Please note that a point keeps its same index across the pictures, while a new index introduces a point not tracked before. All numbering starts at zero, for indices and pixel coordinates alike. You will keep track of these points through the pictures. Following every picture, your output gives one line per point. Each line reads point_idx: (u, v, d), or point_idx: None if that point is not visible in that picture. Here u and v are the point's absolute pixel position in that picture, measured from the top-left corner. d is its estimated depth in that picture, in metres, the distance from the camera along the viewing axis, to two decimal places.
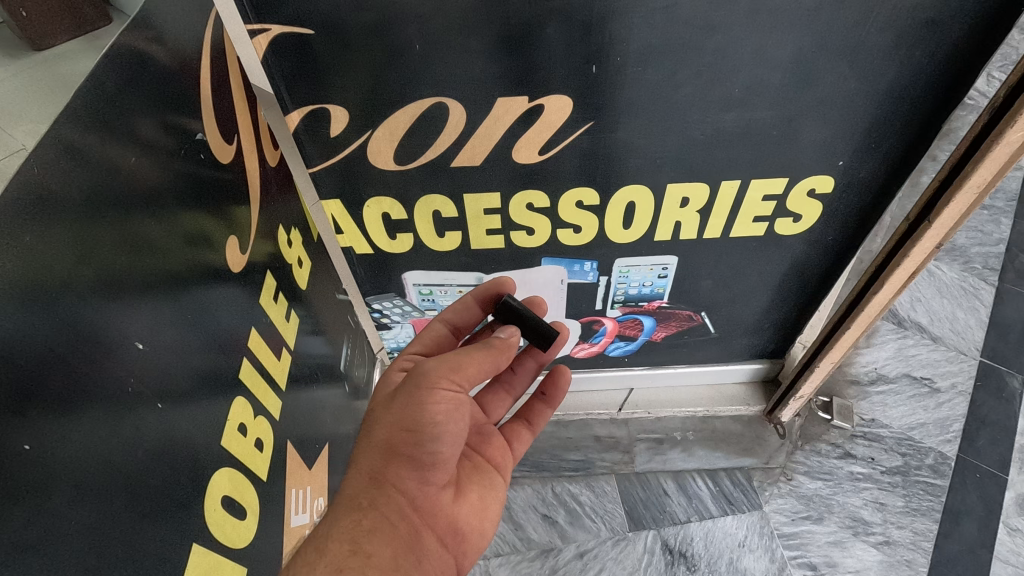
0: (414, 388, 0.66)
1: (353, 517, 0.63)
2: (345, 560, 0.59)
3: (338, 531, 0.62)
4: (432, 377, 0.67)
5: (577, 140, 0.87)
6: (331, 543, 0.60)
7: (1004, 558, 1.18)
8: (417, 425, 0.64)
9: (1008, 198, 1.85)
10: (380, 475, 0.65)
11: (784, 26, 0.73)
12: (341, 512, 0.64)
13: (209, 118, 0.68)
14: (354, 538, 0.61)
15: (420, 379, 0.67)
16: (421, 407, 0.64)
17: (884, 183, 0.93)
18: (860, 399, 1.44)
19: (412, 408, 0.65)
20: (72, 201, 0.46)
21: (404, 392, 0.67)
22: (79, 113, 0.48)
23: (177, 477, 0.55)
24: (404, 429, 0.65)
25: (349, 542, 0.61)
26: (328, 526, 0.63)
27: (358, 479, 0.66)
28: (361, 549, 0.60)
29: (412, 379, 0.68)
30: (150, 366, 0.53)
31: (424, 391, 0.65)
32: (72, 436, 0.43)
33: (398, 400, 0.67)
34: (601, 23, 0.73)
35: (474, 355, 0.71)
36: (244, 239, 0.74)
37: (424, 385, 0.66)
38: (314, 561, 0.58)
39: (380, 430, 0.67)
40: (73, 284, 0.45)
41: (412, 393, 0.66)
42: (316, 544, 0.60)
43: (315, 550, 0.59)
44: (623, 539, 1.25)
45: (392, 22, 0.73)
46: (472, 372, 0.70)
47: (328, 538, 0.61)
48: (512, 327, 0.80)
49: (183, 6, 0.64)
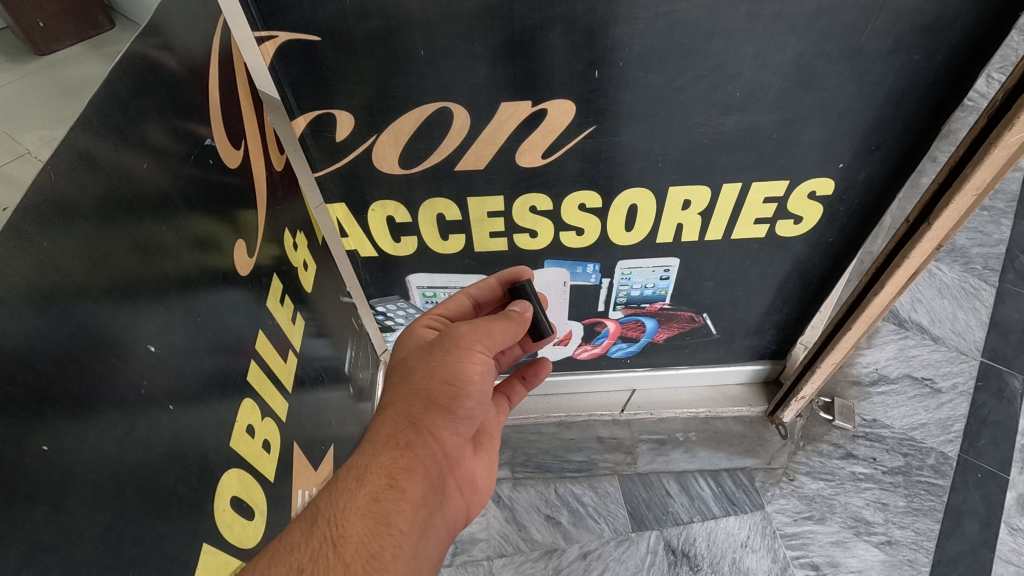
0: (449, 348, 0.68)
1: (391, 454, 0.62)
2: (382, 492, 0.59)
3: (375, 464, 0.61)
4: (467, 339, 0.69)
5: (579, 144, 0.88)
6: (370, 476, 0.60)
7: (1006, 558, 1.19)
8: (457, 380, 0.66)
9: (1008, 199, 1.86)
10: (418, 420, 0.65)
11: (784, 31, 0.74)
12: (378, 446, 0.62)
13: (217, 124, 0.69)
14: (392, 473, 0.60)
15: (456, 338, 0.69)
16: (458, 364, 0.67)
17: (884, 186, 0.94)
18: (861, 399, 1.45)
19: (451, 364, 0.67)
20: (86, 207, 0.47)
21: (440, 348, 0.69)
22: (95, 120, 0.49)
23: (188, 478, 0.56)
24: (443, 381, 0.66)
25: (387, 476, 0.60)
26: (363, 460, 0.62)
27: (394, 419, 0.65)
28: (398, 484, 0.60)
29: (447, 338, 0.70)
30: (161, 369, 0.54)
31: (461, 351, 0.68)
32: (88, 437, 0.44)
33: (436, 356, 0.68)
34: (603, 29, 0.74)
35: (505, 322, 0.74)
36: (251, 242, 0.75)
37: (461, 346, 0.69)
38: (352, 492, 0.58)
39: (421, 378, 0.67)
40: (88, 288, 0.46)
41: (451, 351, 0.68)
42: (354, 475, 0.60)
43: (353, 481, 0.59)
44: (626, 539, 1.26)
45: (398, 29, 0.74)
46: (502, 338, 0.72)
47: (366, 471, 0.60)
48: (525, 301, 0.80)
49: (192, 13, 0.65)
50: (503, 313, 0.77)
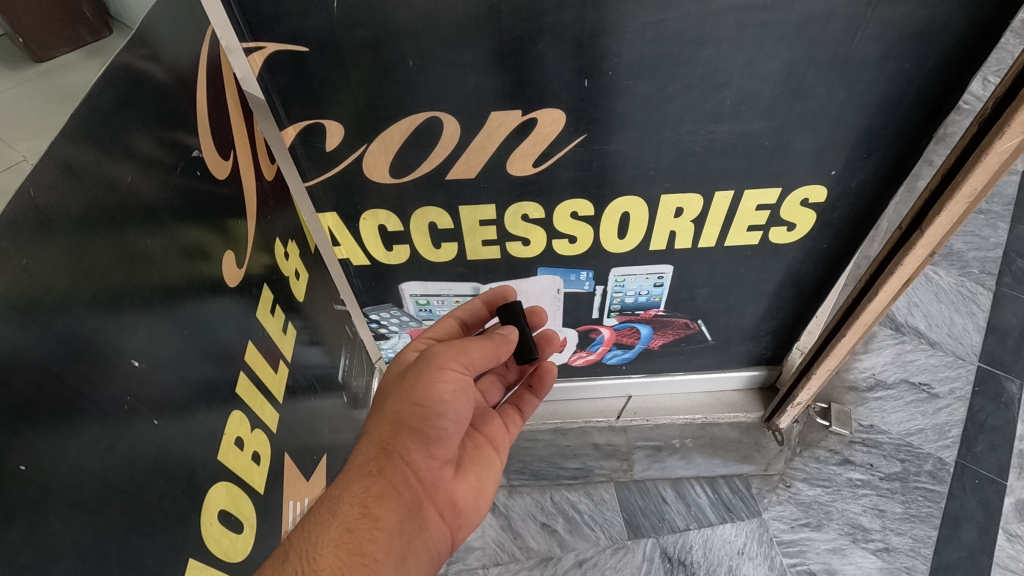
0: (420, 369, 0.69)
1: (362, 481, 0.63)
2: (354, 521, 0.59)
3: (348, 494, 0.62)
4: (439, 360, 0.70)
5: (571, 152, 0.88)
6: (342, 506, 0.61)
7: (1004, 565, 1.18)
8: (426, 399, 0.67)
9: (1004, 203, 1.86)
10: (390, 445, 0.66)
11: (774, 40, 0.73)
12: (352, 475, 0.64)
13: (205, 135, 0.68)
14: (363, 502, 0.61)
15: (428, 360, 0.70)
16: (428, 384, 0.67)
17: (877, 192, 0.93)
18: (858, 404, 1.44)
19: (423, 384, 0.68)
20: (68, 221, 0.47)
21: (413, 371, 0.70)
22: (79, 133, 0.49)
23: (173, 493, 0.55)
24: (414, 403, 0.67)
25: (359, 506, 0.61)
26: (337, 490, 0.63)
27: (368, 447, 0.67)
28: (370, 513, 0.60)
29: (419, 361, 0.71)
30: (147, 383, 0.54)
31: (433, 370, 0.69)
32: (68, 454, 0.44)
33: (408, 377, 0.70)
34: (593, 38, 0.73)
35: (477, 340, 0.74)
36: (241, 252, 0.74)
37: (432, 366, 0.69)
38: (324, 522, 0.59)
39: (392, 402, 0.68)
40: (70, 303, 0.45)
41: (422, 372, 0.69)
42: (326, 505, 0.61)
43: (325, 511, 0.60)
44: (623, 547, 1.25)
45: (387, 39, 0.74)
46: (473, 355, 0.72)
47: (339, 501, 0.61)
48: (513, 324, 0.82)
49: (179, 23, 0.64)
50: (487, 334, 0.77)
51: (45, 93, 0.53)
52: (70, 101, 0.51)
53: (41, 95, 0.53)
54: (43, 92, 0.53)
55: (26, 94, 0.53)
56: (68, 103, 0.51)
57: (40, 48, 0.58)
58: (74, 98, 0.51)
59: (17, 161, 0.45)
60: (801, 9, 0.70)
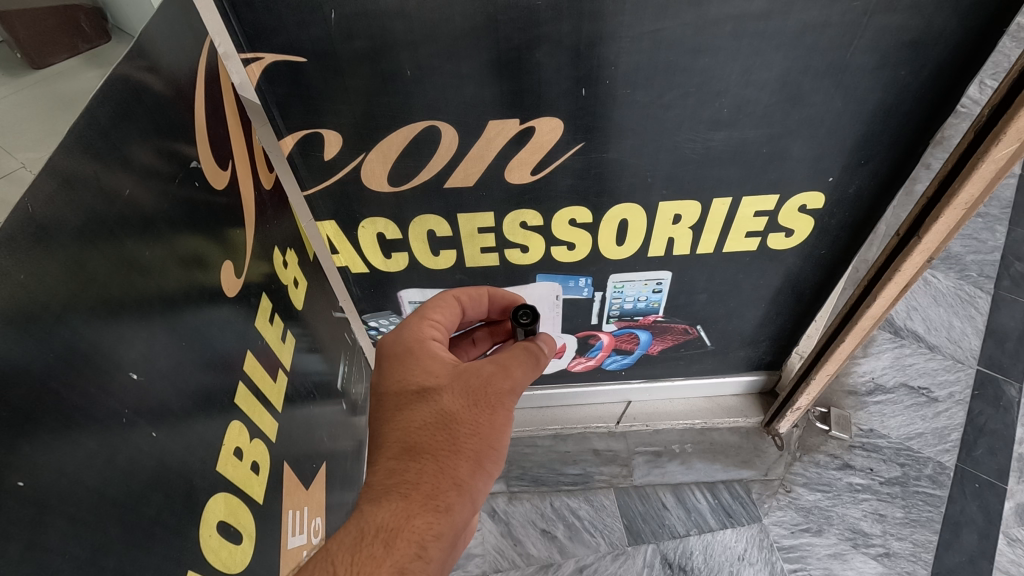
0: (494, 406, 0.68)
1: (427, 518, 0.59)
2: (410, 562, 0.56)
3: (407, 527, 0.58)
4: (509, 399, 0.69)
5: (568, 160, 0.88)
6: (400, 542, 0.57)
7: (1005, 569, 1.18)
8: (501, 446, 0.66)
9: (1002, 206, 1.87)
10: (462, 482, 0.63)
11: (770, 49, 0.74)
12: (414, 506, 0.59)
13: (204, 146, 0.68)
14: (423, 541, 0.58)
15: (500, 396, 0.68)
16: (503, 430, 0.67)
17: (874, 198, 0.94)
18: (858, 409, 1.44)
19: (498, 426, 0.67)
20: (67, 234, 0.47)
21: (485, 403, 0.67)
22: (79, 146, 0.49)
23: (171, 505, 0.55)
24: (489, 445, 0.66)
25: (417, 544, 0.57)
26: (394, 518, 0.58)
27: (429, 472, 0.62)
28: (426, 554, 0.57)
29: (490, 392, 0.68)
30: (146, 395, 0.54)
31: (506, 414, 0.68)
32: (67, 469, 0.44)
33: (482, 413, 0.67)
34: (590, 48, 0.74)
35: (537, 373, 0.73)
36: (239, 262, 0.74)
37: (504, 404, 0.68)
38: (379, 563, 0.55)
39: (467, 433, 0.65)
40: (67, 317, 0.45)
41: (497, 412, 0.67)
42: (383, 538, 0.57)
43: (380, 546, 0.56)
44: (623, 553, 1.25)
45: (385, 49, 0.74)
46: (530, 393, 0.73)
47: (396, 534, 0.57)
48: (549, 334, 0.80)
49: (178, 34, 0.64)
50: (534, 350, 0.75)
51: (41, 100, 0.53)
52: (69, 108, 0.51)
53: (37, 103, 0.53)
54: (39, 99, 0.53)
55: (21, 100, 0.53)
56: (66, 110, 0.51)
57: (39, 55, 0.56)
58: (72, 105, 0.52)
59: (16, 169, 0.46)
60: (797, 17, 0.71)
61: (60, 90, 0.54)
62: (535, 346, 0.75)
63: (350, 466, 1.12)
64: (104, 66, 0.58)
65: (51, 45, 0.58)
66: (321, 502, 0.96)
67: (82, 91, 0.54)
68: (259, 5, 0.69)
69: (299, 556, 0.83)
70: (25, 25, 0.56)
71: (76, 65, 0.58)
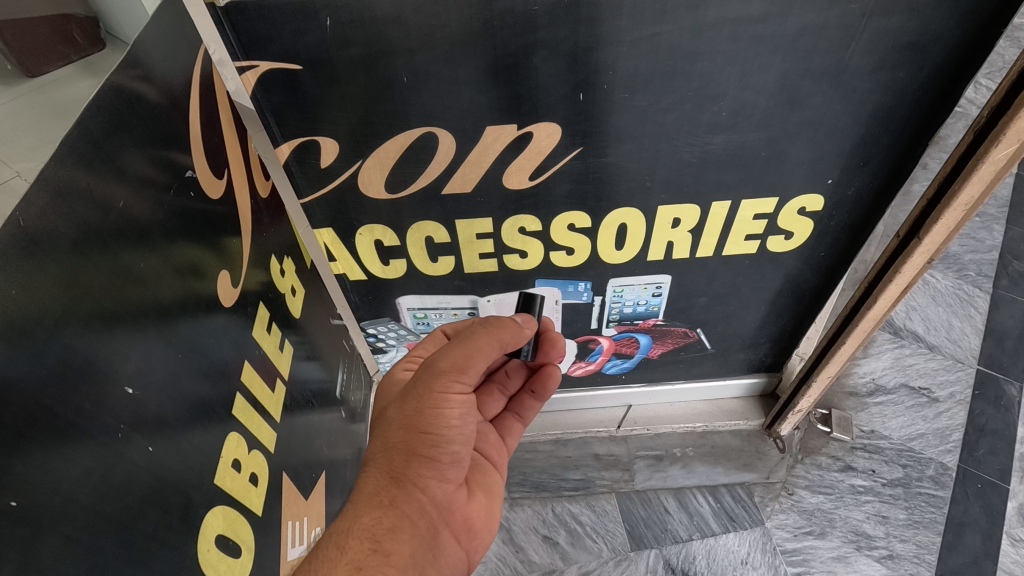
0: (423, 392, 0.66)
1: (374, 514, 0.61)
2: (365, 558, 0.57)
3: (358, 526, 0.60)
4: (441, 378, 0.67)
5: (567, 165, 0.87)
6: (352, 541, 0.58)
7: (1009, 570, 1.17)
8: (434, 427, 0.64)
9: (999, 205, 1.87)
10: (400, 474, 0.64)
11: (767, 52, 0.73)
12: (362, 507, 0.62)
13: (199, 155, 0.68)
14: (374, 536, 0.59)
15: (430, 378, 0.67)
16: (434, 411, 0.64)
17: (873, 201, 0.94)
18: (859, 410, 1.44)
19: (429, 409, 0.65)
20: (59, 246, 0.46)
21: (415, 392, 0.66)
22: (71, 157, 0.48)
23: (169, 521, 0.54)
24: (420, 430, 0.64)
25: (370, 540, 0.59)
26: (347, 522, 0.61)
27: (375, 476, 0.64)
28: (382, 547, 0.58)
29: (420, 380, 0.67)
30: (141, 410, 0.53)
31: (437, 394, 0.65)
32: (61, 487, 0.43)
33: (411, 401, 0.66)
34: (588, 53, 0.73)
35: (480, 342, 0.69)
36: (236, 272, 0.73)
37: (435, 387, 0.66)
38: (334, 561, 0.56)
39: (397, 428, 0.65)
40: (61, 332, 0.45)
41: (424, 395, 0.65)
42: (335, 541, 0.58)
43: (335, 549, 0.57)
44: (625, 559, 1.24)
45: (381, 56, 0.73)
46: (476, 363, 0.68)
47: (348, 536, 0.59)
48: (520, 307, 0.76)
49: (171, 42, 0.64)
50: (490, 322, 0.73)
51: (37, 109, 0.52)
52: (66, 115, 0.51)
53: (33, 112, 0.52)
54: (35, 108, 0.52)
55: (15, 109, 0.52)
56: (63, 118, 0.50)
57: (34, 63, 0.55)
58: (69, 112, 0.51)
59: (11, 178, 0.45)
60: (795, 20, 0.70)
61: (55, 99, 0.53)
62: (493, 320, 0.74)
63: (350, 474, 1.11)
64: (99, 71, 0.57)
65: (45, 54, 0.56)
66: (321, 511, 0.95)
67: (77, 99, 0.53)
68: (254, 13, 0.69)
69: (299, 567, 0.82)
70: (20, 33, 0.54)
71: (70, 73, 0.57)
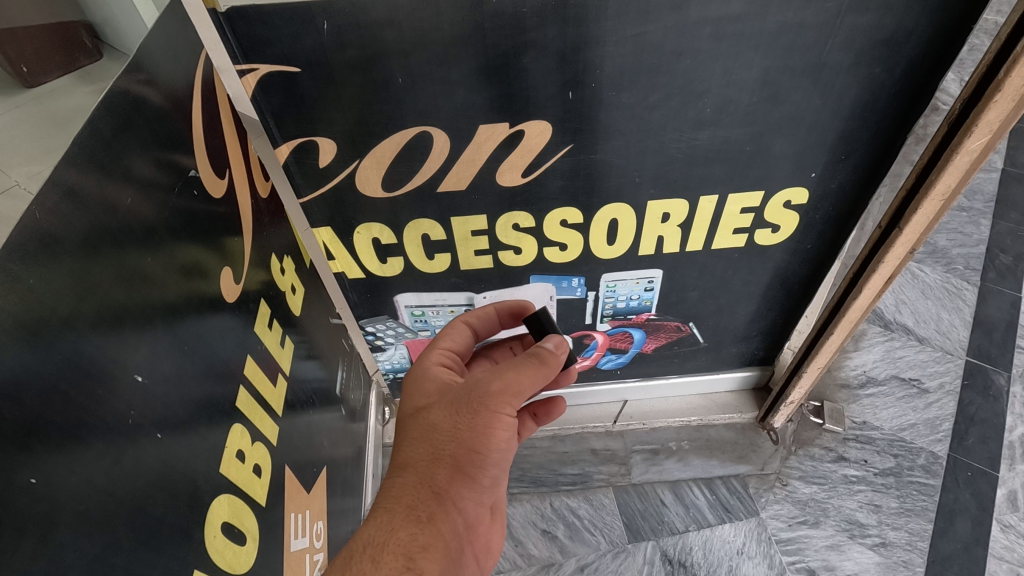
0: (477, 410, 0.67)
1: (410, 529, 0.61)
2: None
3: (393, 541, 0.60)
4: (496, 398, 0.68)
5: (558, 161, 0.90)
6: (387, 556, 0.58)
7: (999, 555, 1.20)
8: (483, 446, 0.66)
9: (985, 200, 1.90)
10: (441, 490, 0.64)
11: (748, 50, 0.76)
12: (398, 519, 0.62)
13: (201, 155, 0.70)
14: (409, 552, 0.59)
15: (482, 398, 0.68)
16: (485, 430, 0.66)
17: (857, 192, 0.96)
18: (851, 402, 1.46)
19: (481, 429, 0.67)
20: (71, 242, 0.48)
21: (467, 408, 0.68)
22: (81, 158, 0.50)
23: (177, 506, 0.56)
24: (469, 448, 0.66)
25: (404, 556, 0.59)
26: (381, 534, 0.61)
27: (413, 487, 0.64)
28: (415, 566, 0.58)
29: (472, 395, 0.69)
30: (149, 398, 0.55)
31: (491, 414, 0.67)
32: (77, 469, 0.45)
33: (461, 415, 0.68)
34: (576, 52, 0.76)
35: (530, 369, 0.72)
36: (238, 269, 0.76)
37: (488, 406, 0.68)
38: None
39: (444, 442, 0.66)
40: (74, 321, 0.47)
41: (478, 413, 0.67)
42: (370, 554, 0.59)
43: (369, 562, 0.58)
44: (623, 551, 1.26)
45: (376, 58, 0.76)
46: (528, 390, 0.71)
47: (382, 550, 0.59)
48: (557, 336, 0.79)
49: (172, 45, 0.66)
50: (533, 353, 0.75)
51: (39, 119, 0.54)
52: (67, 126, 0.52)
53: (33, 122, 0.54)
54: (36, 120, 0.54)
55: (17, 120, 0.54)
56: (66, 131, 0.52)
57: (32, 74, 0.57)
58: (72, 122, 0.53)
59: (12, 186, 0.47)
60: (774, 19, 0.73)
61: (54, 108, 0.55)
62: (535, 350, 0.76)
63: (349, 470, 1.13)
64: (98, 79, 0.59)
65: (43, 64, 0.58)
66: (323, 506, 0.97)
67: (80, 106, 0.55)
68: (254, 18, 0.71)
69: (302, 558, 0.84)
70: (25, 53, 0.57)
71: (70, 83, 0.59)
